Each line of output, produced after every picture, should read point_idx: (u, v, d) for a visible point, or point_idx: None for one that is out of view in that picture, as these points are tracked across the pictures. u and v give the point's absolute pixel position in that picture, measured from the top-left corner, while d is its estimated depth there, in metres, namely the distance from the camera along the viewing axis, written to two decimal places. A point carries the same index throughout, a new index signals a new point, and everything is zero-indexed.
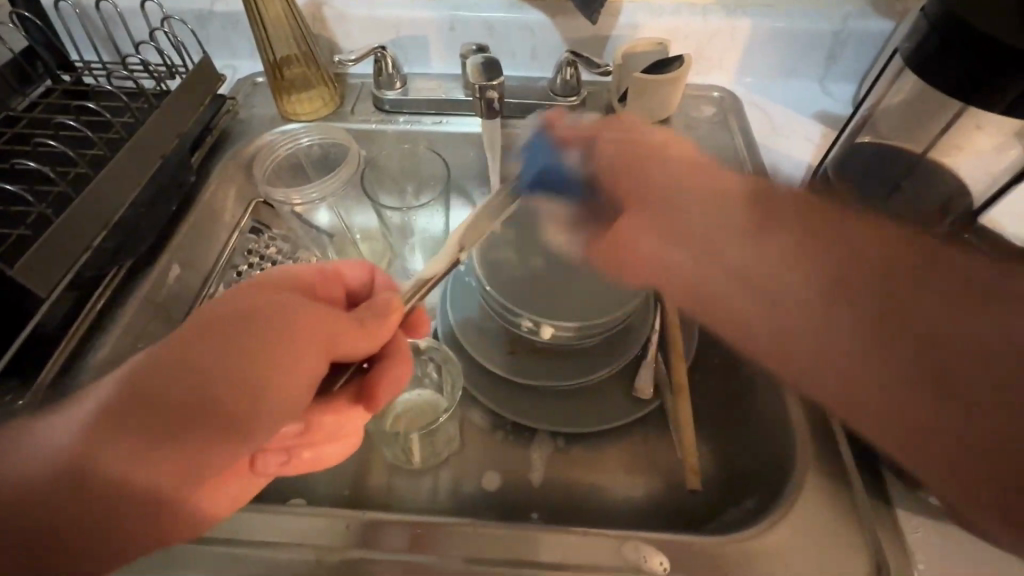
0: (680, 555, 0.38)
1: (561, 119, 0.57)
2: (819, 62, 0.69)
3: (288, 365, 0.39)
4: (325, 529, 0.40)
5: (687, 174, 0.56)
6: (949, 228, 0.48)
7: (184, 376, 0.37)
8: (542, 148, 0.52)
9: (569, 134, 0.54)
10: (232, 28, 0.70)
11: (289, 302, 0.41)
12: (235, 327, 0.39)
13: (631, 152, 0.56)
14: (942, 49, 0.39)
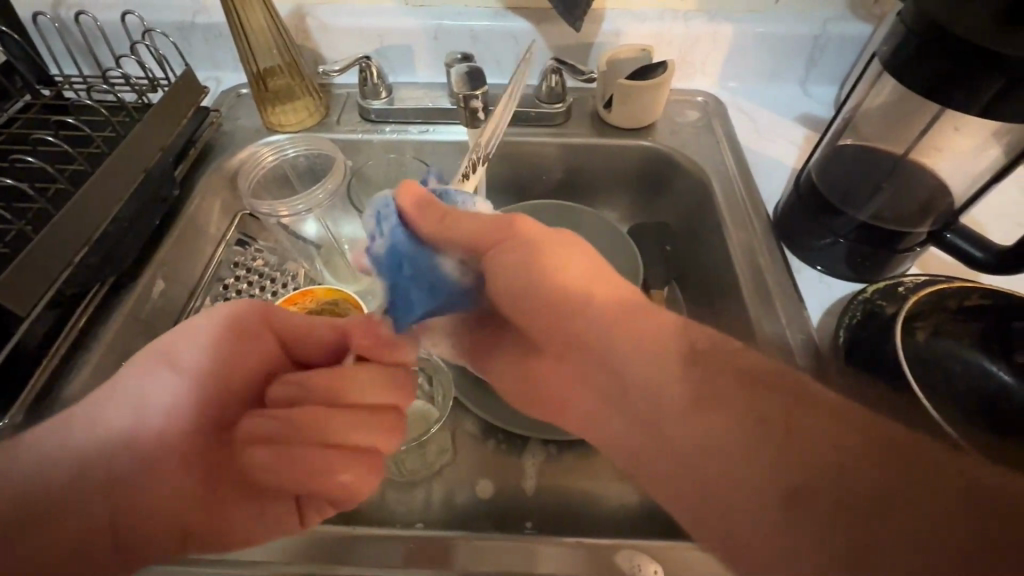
0: (673, 561, 0.38)
1: (419, 205, 0.38)
2: (801, 65, 0.70)
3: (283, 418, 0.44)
4: (303, 547, 0.40)
5: (543, 276, 0.38)
6: (931, 228, 0.48)
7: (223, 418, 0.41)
8: (417, 255, 0.37)
9: (450, 239, 0.38)
10: (214, 40, 0.69)
11: (259, 336, 0.44)
12: (220, 357, 0.42)
13: (504, 263, 0.38)
14: (917, 52, 0.40)
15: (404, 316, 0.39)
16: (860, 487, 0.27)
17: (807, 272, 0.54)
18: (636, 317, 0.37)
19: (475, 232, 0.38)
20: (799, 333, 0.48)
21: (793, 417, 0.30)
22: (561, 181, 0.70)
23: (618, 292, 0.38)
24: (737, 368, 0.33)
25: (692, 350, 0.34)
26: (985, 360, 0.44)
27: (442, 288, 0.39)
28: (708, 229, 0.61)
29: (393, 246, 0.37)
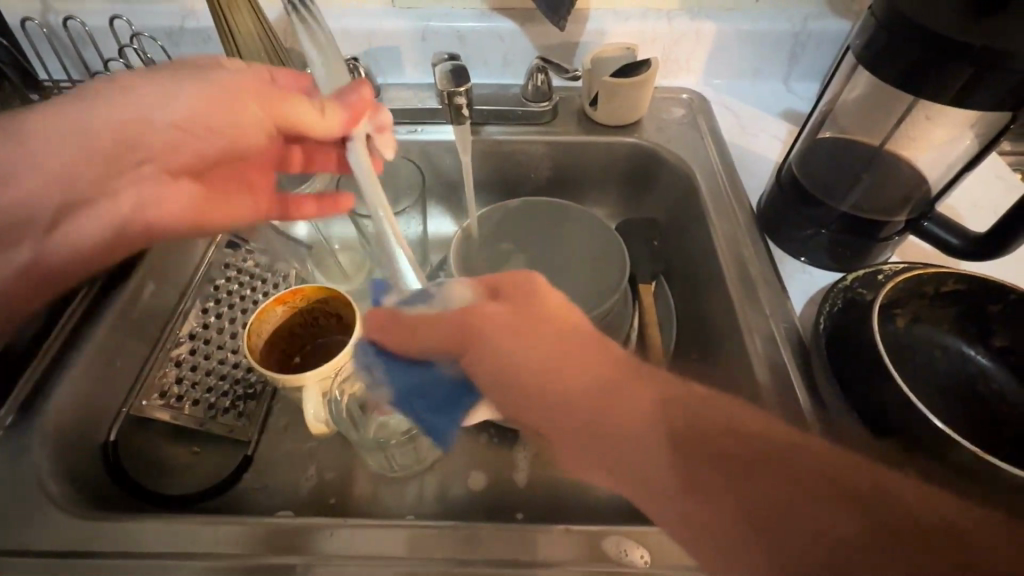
0: (658, 545, 0.39)
1: (384, 325, 0.40)
2: (783, 62, 0.72)
3: (245, 144, 0.53)
4: (265, 539, 0.41)
5: (515, 360, 0.35)
6: (909, 216, 0.49)
7: (85, 158, 0.47)
8: (410, 378, 0.39)
9: (419, 345, 0.39)
10: (204, 44, 0.70)
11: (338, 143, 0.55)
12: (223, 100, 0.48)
13: (488, 347, 0.36)
14: (886, 40, 0.41)
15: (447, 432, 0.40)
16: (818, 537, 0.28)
17: (791, 263, 0.55)
18: (616, 393, 0.33)
19: (448, 334, 0.38)
20: (782, 322, 0.49)
21: (760, 477, 0.30)
22: (549, 178, 0.71)
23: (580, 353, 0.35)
24: (718, 445, 0.31)
25: (672, 432, 0.32)
26: (963, 345, 0.45)
27: (462, 388, 0.39)
28: (693, 223, 0.61)
29: (397, 386, 0.39)
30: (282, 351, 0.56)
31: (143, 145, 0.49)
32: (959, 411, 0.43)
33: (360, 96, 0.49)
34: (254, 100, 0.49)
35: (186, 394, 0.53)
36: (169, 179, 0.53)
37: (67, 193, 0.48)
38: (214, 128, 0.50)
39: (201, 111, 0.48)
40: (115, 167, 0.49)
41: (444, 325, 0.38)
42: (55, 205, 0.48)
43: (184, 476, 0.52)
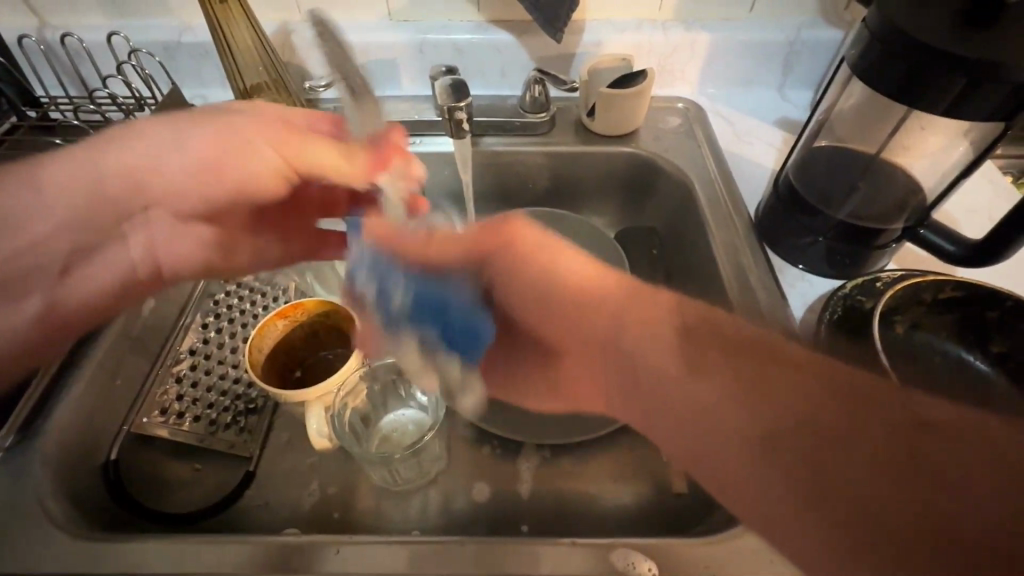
0: (665, 557, 0.39)
1: (405, 236, 0.48)
2: (777, 71, 0.72)
3: (255, 190, 0.51)
4: (271, 557, 0.40)
5: (524, 270, 0.44)
6: (906, 224, 0.50)
7: (97, 200, 0.48)
8: (430, 286, 0.46)
9: (440, 259, 0.46)
10: (201, 59, 0.70)
11: (278, 157, 0.49)
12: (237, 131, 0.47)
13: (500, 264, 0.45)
14: (877, 54, 0.41)
15: (460, 338, 0.47)
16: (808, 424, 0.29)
17: (790, 271, 0.55)
18: (635, 305, 0.39)
19: (468, 242, 0.46)
20: (783, 330, 0.49)
21: (770, 376, 0.31)
22: (547, 188, 0.71)
23: (603, 273, 0.42)
24: (738, 348, 0.33)
25: (686, 329, 0.36)
26: (962, 350, 0.46)
27: (481, 303, 0.47)
28: (692, 232, 0.62)
29: (410, 291, 0.47)
30: (282, 366, 0.56)
31: (150, 195, 0.49)
32: None
33: (388, 143, 0.50)
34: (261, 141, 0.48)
35: (187, 411, 0.54)
36: (183, 221, 0.52)
37: (77, 233, 0.48)
38: (214, 180, 0.49)
39: (208, 169, 0.48)
40: (118, 210, 0.49)
41: (461, 247, 0.46)
42: (76, 246, 0.49)
43: (185, 496, 0.51)
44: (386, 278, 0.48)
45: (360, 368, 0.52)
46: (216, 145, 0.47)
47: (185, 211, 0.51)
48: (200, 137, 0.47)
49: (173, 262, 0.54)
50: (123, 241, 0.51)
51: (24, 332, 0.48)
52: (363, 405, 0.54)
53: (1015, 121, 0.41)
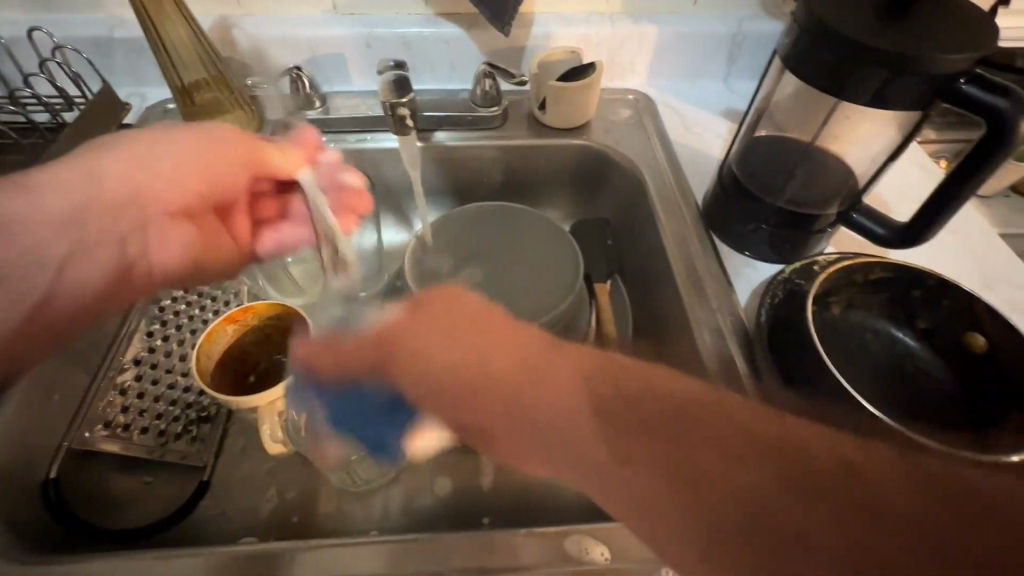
0: (618, 541, 0.40)
1: (298, 352, 0.38)
2: (722, 62, 0.74)
3: (227, 189, 0.50)
4: (224, 566, 0.40)
5: (428, 365, 0.32)
6: (840, 209, 0.52)
7: (94, 205, 0.45)
8: (343, 401, 0.39)
9: (342, 388, 0.37)
10: (134, 55, 0.67)
11: (240, 151, 0.50)
12: (209, 144, 0.49)
13: (417, 354, 0.32)
14: (804, 47, 0.43)
15: (389, 443, 0.43)
16: (778, 521, 0.25)
17: (735, 257, 0.57)
18: (538, 374, 0.31)
19: (361, 353, 0.34)
20: (728, 315, 0.51)
21: (710, 431, 0.27)
22: (502, 182, 0.71)
23: (484, 323, 0.33)
24: (644, 416, 0.29)
25: (605, 407, 0.29)
26: (892, 328, 0.48)
27: (398, 406, 0.40)
28: (643, 222, 0.63)
29: (331, 409, 0.40)
30: (234, 372, 0.54)
31: (148, 196, 0.47)
32: (893, 392, 0.45)
33: (305, 137, 0.54)
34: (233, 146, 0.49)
35: (134, 423, 0.52)
36: (169, 232, 0.50)
37: (75, 238, 0.45)
38: (196, 178, 0.49)
39: (182, 159, 0.48)
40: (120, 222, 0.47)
41: (372, 340, 0.34)
42: (70, 251, 0.46)
43: (134, 510, 0.50)
44: (306, 400, 0.41)
45: None
46: (198, 140, 0.48)
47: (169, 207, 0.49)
48: (187, 137, 0.48)
49: (165, 270, 0.51)
50: (119, 243, 0.48)
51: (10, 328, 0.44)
52: None
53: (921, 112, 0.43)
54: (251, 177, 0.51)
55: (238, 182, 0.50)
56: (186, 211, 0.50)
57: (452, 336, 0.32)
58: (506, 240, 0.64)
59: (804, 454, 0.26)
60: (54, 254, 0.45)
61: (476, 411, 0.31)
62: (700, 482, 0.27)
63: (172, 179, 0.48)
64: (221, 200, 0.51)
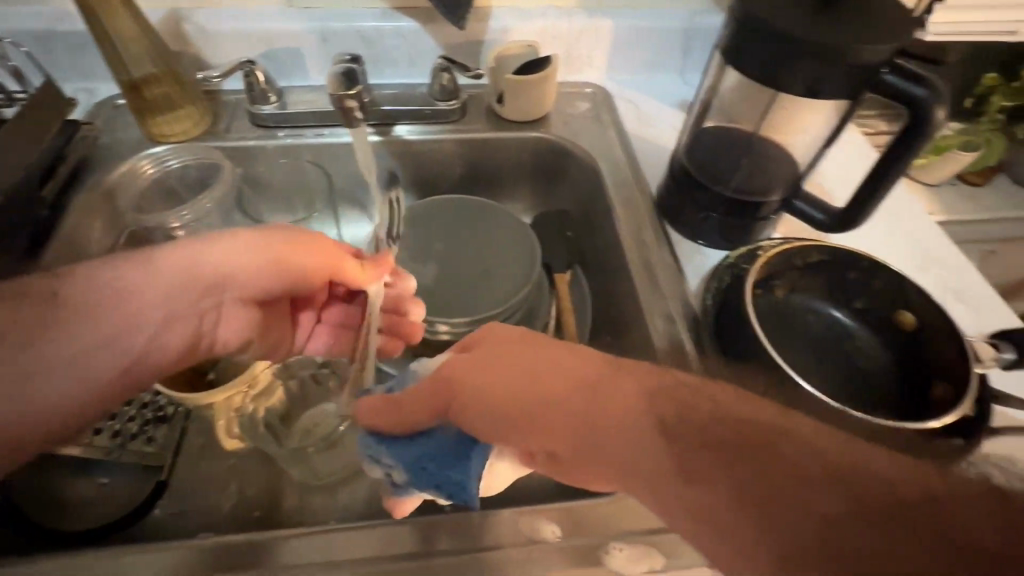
0: (571, 517, 0.41)
1: (372, 410, 0.40)
2: (677, 56, 0.76)
3: (293, 286, 0.48)
4: (180, 559, 0.39)
5: (492, 390, 0.35)
6: (783, 195, 0.54)
7: (187, 285, 0.43)
8: (420, 448, 0.38)
9: (413, 421, 0.38)
10: (81, 50, 0.65)
11: (305, 264, 0.47)
12: (265, 253, 0.45)
13: (464, 385, 0.36)
14: (741, 41, 0.45)
15: (470, 491, 0.37)
16: (846, 547, 0.23)
17: (688, 244, 0.59)
18: (602, 391, 0.32)
19: (431, 397, 0.37)
20: (679, 300, 0.53)
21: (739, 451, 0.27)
22: (463, 176, 0.72)
23: (551, 358, 0.35)
24: (718, 438, 0.28)
25: (666, 421, 0.30)
26: (833, 309, 0.50)
27: (468, 440, 0.37)
28: (601, 213, 0.64)
29: (404, 464, 0.39)
30: (191, 370, 0.54)
31: (238, 280, 0.45)
32: (833, 370, 0.47)
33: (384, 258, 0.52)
34: (319, 254, 0.48)
35: (85, 424, 0.50)
36: (238, 308, 0.47)
37: (172, 299, 0.42)
38: (269, 276, 0.46)
39: (248, 255, 0.45)
40: (174, 325, 0.43)
41: (432, 379, 0.38)
42: (173, 311, 0.43)
43: (89, 512, 0.49)
44: (376, 456, 0.40)
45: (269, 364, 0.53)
46: (263, 255, 0.45)
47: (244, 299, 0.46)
48: (258, 240, 0.45)
49: (230, 345, 0.48)
50: (197, 318, 0.44)
51: (100, 382, 0.39)
52: (280, 403, 0.54)
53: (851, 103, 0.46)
54: (319, 280, 0.49)
55: (315, 273, 0.48)
56: (260, 301, 0.48)
57: (490, 373, 0.35)
58: (488, 244, 0.63)
59: (874, 480, 0.25)
60: (116, 359, 0.40)
61: (552, 434, 0.33)
62: (773, 507, 0.25)
63: (272, 265, 0.46)
64: (291, 291, 0.49)
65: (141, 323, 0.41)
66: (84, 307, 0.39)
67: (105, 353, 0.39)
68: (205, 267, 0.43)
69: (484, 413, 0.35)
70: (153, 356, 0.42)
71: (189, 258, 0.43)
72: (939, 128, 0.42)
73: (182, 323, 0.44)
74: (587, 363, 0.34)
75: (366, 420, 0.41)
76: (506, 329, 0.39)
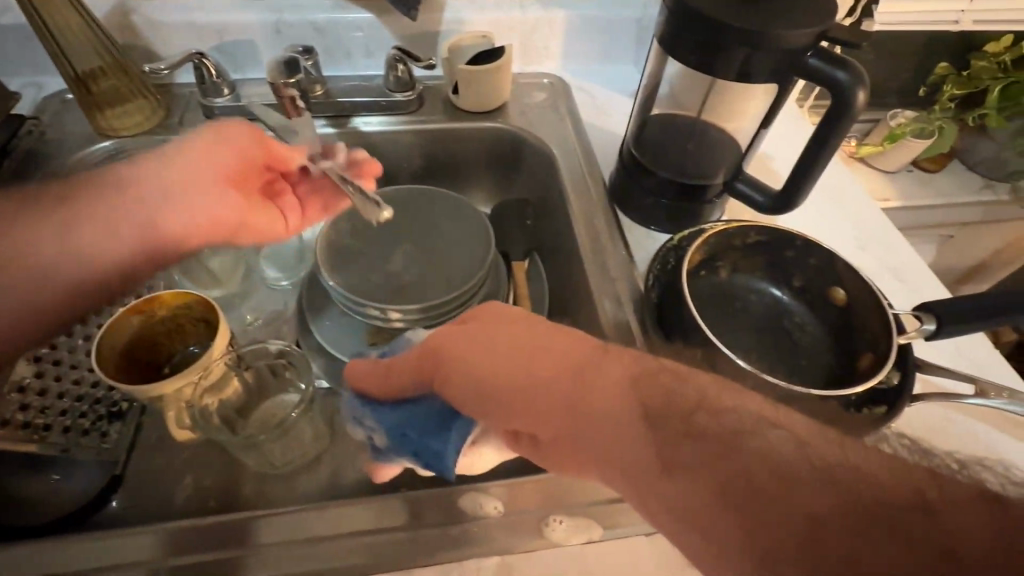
0: (516, 491, 0.43)
1: (364, 374, 0.42)
2: (632, 46, 0.77)
3: (247, 168, 0.52)
4: (136, 544, 0.40)
5: (481, 370, 0.35)
6: (725, 178, 0.56)
7: (159, 176, 0.47)
8: (403, 412, 0.40)
9: (401, 386, 0.40)
10: (26, 43, 0.64)
11: (243, 143, 0.52)
12: (207, 145, 0.50)
13: (454, 358, 0.37)
14: (676, 28, 0.46)
15: (446, 461, 0.38)
16: (830, 548, 0.24)
17: (639, 229, 0.61)
18: (588, 377, 0.33)
19: (418, 366, 0.39)
20: (627, 282, 0.55)
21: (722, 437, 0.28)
22: (422, 166, 0.72)
23: (540, 340, 0.35)
24: (703, 429, 0.28)
25: (650, 406, 0.30)
26: (774, 288, 0.52)
27: (450, 414, 0.39)
28: (556, 199, 0.66)
29: (388, 427, 0.41)
30: (143, 363, 0.53)
31: (204, 170, 0.49)
32: (769, 346, 0.50)
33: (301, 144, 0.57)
34: (253, 137, 0.52)
35: (34, 420, 0.49)
36: (215, 194, 0.50)
37: (155, 184, 0.47)
38: (221, 162, 0.51)
39: (201, 140, 0.50)
40: (156, 207, 0.47)
41: (418, 349, 0.39)
42: (156, 197, 0.47)
43: (42, 509, 0.48)
44: (359, 418, 0.42)
45: (226, 355, 0.51)
46: (217, 137, 0.51)
47: (222, 177, 0.51)
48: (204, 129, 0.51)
49: (219, 229, 0.50)
50: (182, 203, 0.48)
51: (109, 256, 0.45)
52: (236, 396, 0.54)
53: (782, 86, 0.48)
54: (265, 161, 0.54)
55: (262, 150, 0.53)
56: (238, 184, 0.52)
57: (482, 349, 0.36)
58: (461, 236, 0.64)
59: (864, 485, 0.25)
60: (125, 226, 0.45)
61: (534, 417, 0.33)
62: (752, 499, 0.26)
63: (217, 154, 0.50)
64: (257, 170, 0.54)
65: (134, 207, 0.46)
66: (90, 185, 0.45)
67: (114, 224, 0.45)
68: (168, 166, 0.48)
69: (467, 391, 0.36)
70: (153, 233, 0.47)
71: (147, 161, 0.48)
72: (860, 109, 0.44)
73: (167, 207, 0.47)
74: (578, 346, 0.35)
75: (355, 387, 0.42)
76: (501, 309, 0.39)
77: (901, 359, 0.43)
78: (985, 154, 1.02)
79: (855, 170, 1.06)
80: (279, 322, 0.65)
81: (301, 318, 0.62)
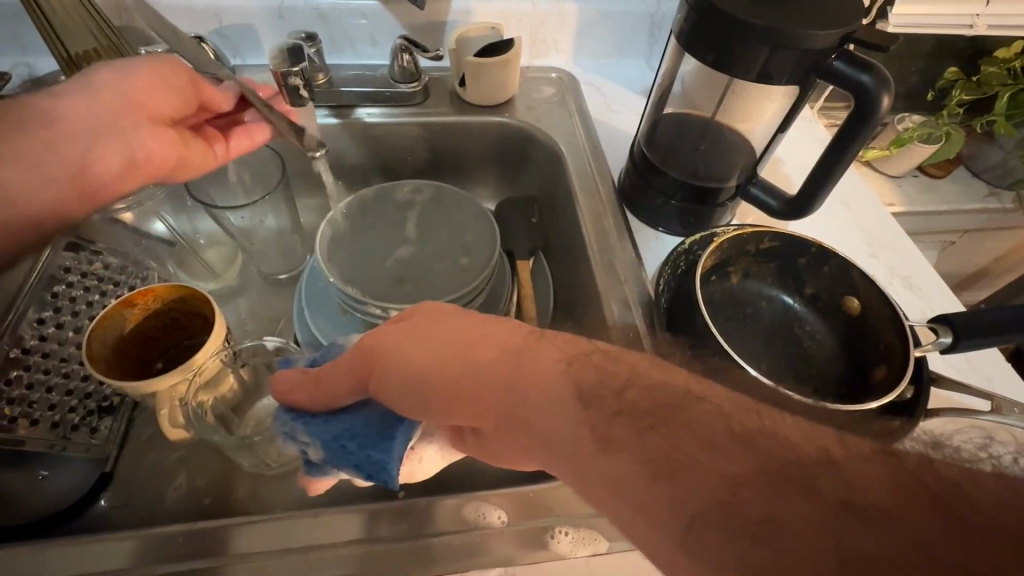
0: (519, 503, 0.42)
1: (293, 384, 0.39)
2: (644, 42, 0.75)
3: (177, 108, 0.51)
4: (125, 550, 0.39)
5: (418, 359, 0.34)
6: (739, 181, 0.55)
7: (88, 116, 0.47)
8: (339, 426, 0.38)
9: (335, 395, 0.38)
10: (16, 20, 0.62)
11: (171, 77, 0.50)
12: (126, 78, 0.48)
13: (397, 369, 0.34)
14: (698, 23, 0.44)
15: (390, 471, 0.36)
16: (748, 511, 0.24)
17: (647, 231, 0.59)
18: (525, 361, 0.32)
19: (352, 373, 0.36)
20: (636, 286, 0.53)
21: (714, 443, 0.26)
22: (426, 160, 0.71)
23: (484, 338, 0.34)
24: (633, 405, 0.29)
25: (621, 413, 0.29)
26: (785, 297, 0.51)
27: (393, 420, 0.37)
28: (561, 198, 0.64)
29: (323, 441, 0.38)
30: (135, 357, 0.52)
31: (129, 108, 0.49)
32: (781, 358, 0.48)
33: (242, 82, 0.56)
34: (183, 78, 0.51)
35: (21, 414, 0.47)
36: (139, 133, 0.49)
37: (88, 129, 0.47)
38: (144, 96, 0.49)
39: (132, 76, 0.48)
40: (92, 147, 0.47)
41: (352, 351, 0.37)
42: (86, 137, 0.47)
43: (30, 505, 0.47)
44: (293, 433, 0.39)
45: (222, 352, 0.50)
46: (152, 78, 0.49)
47: (144, 115, 0.49)
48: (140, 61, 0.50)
49: (146, 166, 0.50)
50: (112, 142, 0.48)
51: (40, 200, 0.46)
52: (232, 394, 0.53)
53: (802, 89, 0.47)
54: (197, 100, 0.53)
55: (195, 89, 0.52)
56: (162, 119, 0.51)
57: (426, 344, 0.34)
58: (445, 232, 0.63)
59: (795, 460, 0.25)
60: (54, 171, 0.46)
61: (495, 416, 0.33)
62: (685, 475, 0.26)
63: (144, 91, 0.49)
64: (187, 109, 0.53)
65: (70, 160, 0.47)
66: (19, 122, 0.45)
67: (51, 157, 0.46)
68: (93, 106, 0.47)
69: (419, 394, 0.34)
70: (89, 175, 0.48)
71: (82, 102, 0.47)
72: (884, 114, 0.43)
73: (95, 149, 0.47)
74: (530, 345, 0.33)
75: (287, 399, 0.39)
76: (451, 306, 0.37)
77: (917, 373, 0.42)
78: (992, 160, 1.01)
79: (862, 174, 1.05)
80: (276, 318, 0.64)
81: (301, 315, 0.60)
